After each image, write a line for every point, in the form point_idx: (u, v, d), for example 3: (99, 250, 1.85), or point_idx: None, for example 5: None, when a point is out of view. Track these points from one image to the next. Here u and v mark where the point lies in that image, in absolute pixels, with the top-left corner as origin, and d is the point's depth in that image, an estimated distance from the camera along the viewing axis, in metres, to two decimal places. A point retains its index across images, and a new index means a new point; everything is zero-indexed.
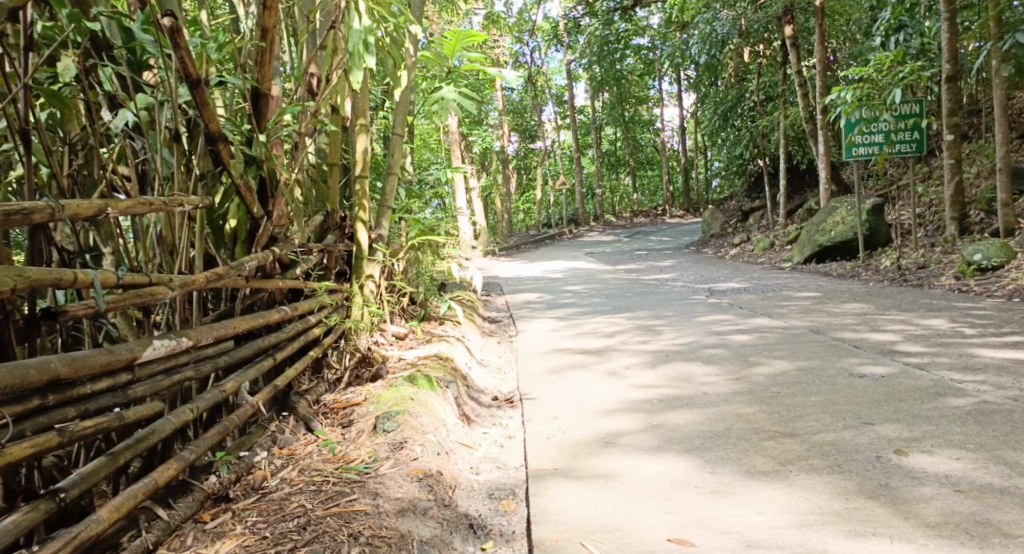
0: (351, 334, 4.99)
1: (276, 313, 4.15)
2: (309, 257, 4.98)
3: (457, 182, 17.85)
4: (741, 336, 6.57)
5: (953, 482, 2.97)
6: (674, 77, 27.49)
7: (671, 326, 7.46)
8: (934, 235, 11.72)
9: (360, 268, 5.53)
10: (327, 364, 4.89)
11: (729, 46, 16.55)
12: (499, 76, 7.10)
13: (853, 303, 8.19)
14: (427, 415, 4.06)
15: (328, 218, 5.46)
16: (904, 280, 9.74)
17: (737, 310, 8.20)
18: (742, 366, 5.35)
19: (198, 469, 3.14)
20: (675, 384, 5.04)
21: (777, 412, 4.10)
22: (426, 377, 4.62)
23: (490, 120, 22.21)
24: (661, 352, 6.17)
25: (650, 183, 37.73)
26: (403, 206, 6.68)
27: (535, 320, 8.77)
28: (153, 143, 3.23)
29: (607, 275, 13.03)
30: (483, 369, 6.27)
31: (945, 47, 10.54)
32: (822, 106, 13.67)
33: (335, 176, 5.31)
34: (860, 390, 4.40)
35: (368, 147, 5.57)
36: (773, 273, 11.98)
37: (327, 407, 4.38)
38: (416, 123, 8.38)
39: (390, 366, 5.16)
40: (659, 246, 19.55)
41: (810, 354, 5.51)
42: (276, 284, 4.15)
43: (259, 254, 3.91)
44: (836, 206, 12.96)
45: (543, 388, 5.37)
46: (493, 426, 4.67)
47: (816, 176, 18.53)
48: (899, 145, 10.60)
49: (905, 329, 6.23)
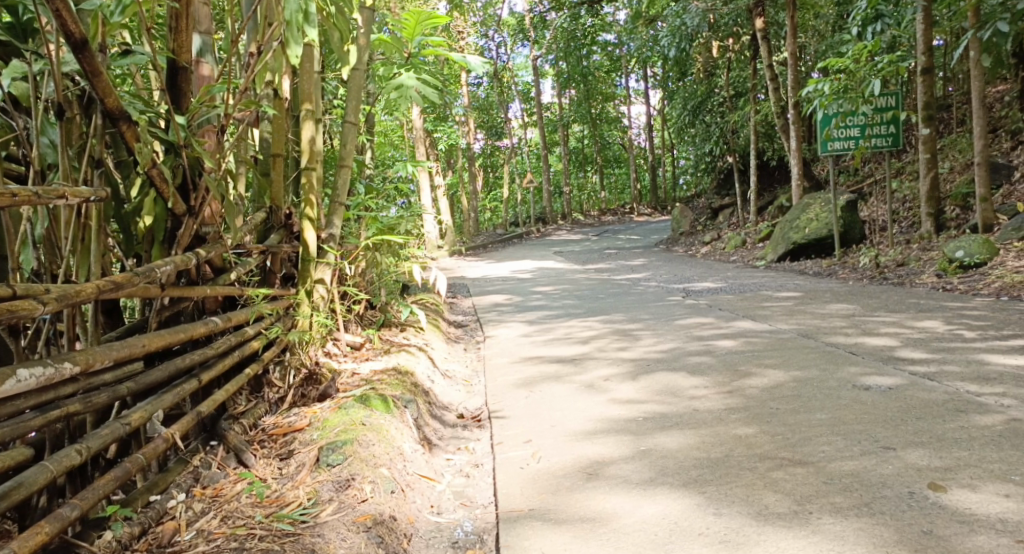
0: (296, 347, 4.40)
1: (203, 325, 3.60)
2: (248, 259, 4.42)
3: (422, 179, 17.26)
4: (727, 341, 6.08)
5: (1011, 529, 2.51)
6: (641, 74, 27.12)
7: (649, 331, 6.94)
8: (910, 232, 11.39)
9: (308, 273, 4.95)
10: (269, 382, 4.32)
11: (698, 40, 16.17)
12: (463, 62, 6.55)
13: (837, 303, 7.73)
14: (380, 443, 3.49)
15: (271, 215, 4.90)
16: (884, 278, 9.34)
17: (717, 312, 7.72)
18: (732, 377, 4.84)
19: (91, 523, 2.57)
20: (660, 399, 4.53)
21: (782, 432, 3.60)
22: (380, 397, 4.05)
23: (454, 116, 21.61)
24: (641, 360, 5.66)
25: (617, 182, 37.33)
26: (358, 203, 6.11)
27: (503, 324, 8.22)
28: (36, 124, 2.67)
29: (576, 275, 12.54)
30: (447, 381, 5.70)
31: (920, 38, 10.17)
32: (795, 100, 13.30)
33: (280, 168, 4.74)
34: (870, 405, 3.90)
35: (315, 136, 5.01)
36: (749, 272, 11.55)
37: (265, 432, 3.82)
38: (376, 112, 7.80)
39: (341, 383, 4.58)
40: (628, 244, 19.11)
41: (805, 361, 5.03)
42: (201, 292, 3.60)
43: (177, 256, 3.33)
44: (810, 202, 12.59)
45: (512, 404, 4.83)
46: (458, 452, 4.11)
47: (787, 173, 18.18)
48: (874, 139, 10.17)
49: (900, 332, 5.76)
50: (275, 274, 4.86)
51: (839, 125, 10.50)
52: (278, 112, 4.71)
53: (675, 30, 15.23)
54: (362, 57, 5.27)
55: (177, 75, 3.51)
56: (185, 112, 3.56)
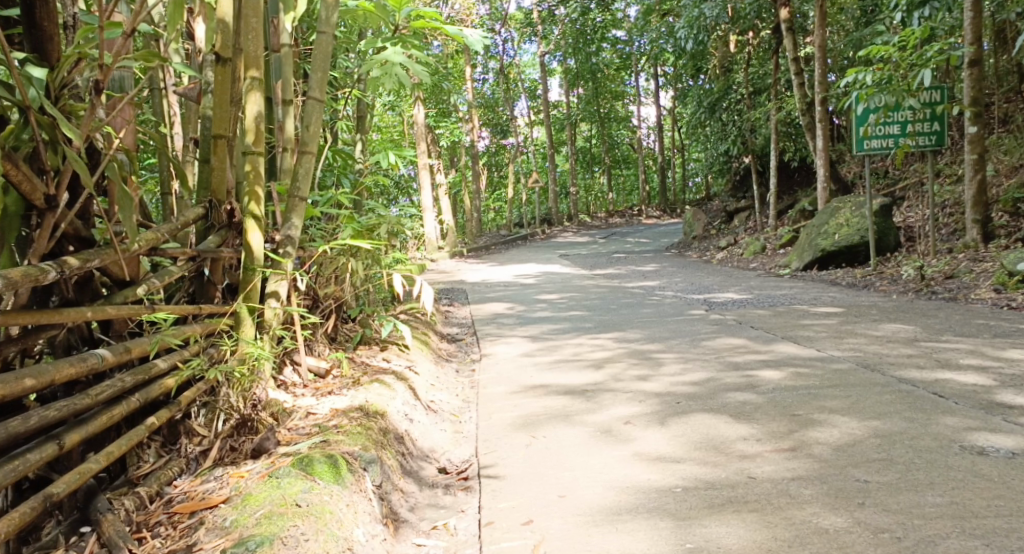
0: (224, 386, 3.36)
1: (75, 366, 2.63)
2: (169, 266, 3.43)
3: (422, 175, 16.18)
4: (771, 371, 5.03)
5: None
6: (651, 72, 26.02)
7: (673, 354, 5.88)
8: (951, 241, 10.30)
9: (253, 288, 3.92)
10: (188, 431, 3.31)
11: (717, 31, 15.04)
12: (460, 36, 5.34)
13: (891, 323, 6.65)
14: (313, 542, 2.55)
15: (211, 211, 3.94)
16: (932, 293, 8.28)
17: (751, 332, 6.65)
18: (790, 426, 3.80)
19: None
20: (701, 457, 3.49)
21: (890, 525, 2.62)
22: (329, 460, 3.02)
23: (457, 113, 20.52)
24: (668, 395, 4.63)
25: (626, 182, 36.12)
26: (326, 196, 5.07)
27: (503, 340, 7.16)
28: None
29: (585, 281, 11.44)
30: (431, 417, 4.65)
31: (970, 25, 9.10)
32: (823, 96, 12.22)
33: (221, 152, 3.82)
34: (999, 482, 2.88)
35: (266, 112, 4.01)
36: (773, 282, 10.48)
37: (168, 509, 2.86)
38: (360, 93, 6.71)
39: (287, 431, 3.55)
40: (638, 248, 18.03)
41: (881, 404, 4.00)
42: (74, 316, 2.64)
43: (26, 268, 2.38)
44: (839, 206, 11.47)
45: (509, 456, 3.80)
46: (431, 532, 3.11)
47: (808, 175, 17.00)
48: (918, 137, 9.13)
49: (988, 366, 4.69)
50: (215, 284, 3.91)
51: (878, 121, 9.30)
52: (217, 81, 3.76)
53: (693, 21, 14.33)
54: (330, 17, 4.30)
55: (34, 10, 2.59)
56: (55, 63, 2.65)
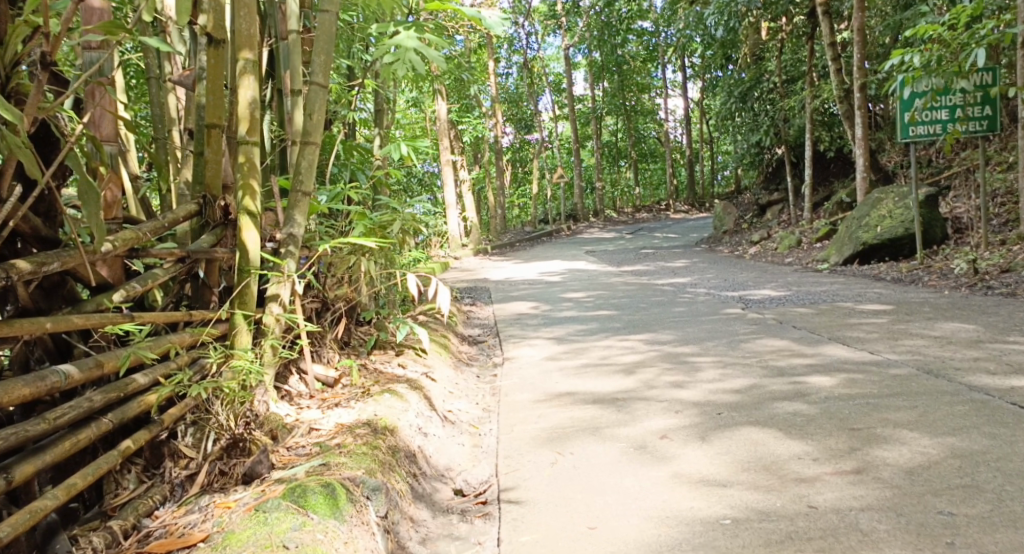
0: (213, 403, 2.97)
1: (31, 386, 2.25)
2: (154, 269, 3.06)
3: (444, 170, 15.79)
4: (820, 376, 4.60)
5: None
6: (678, 64, 25.49)
7: (710, 357, 5.46)
8: (1002, 232, 9.76)
9: (249, 291, 3.52)
10: (173, 453, 2.91)
11: (748, 18, 14.50)
12: (480, 18, 4.90)
13: (947, 322, 6.17)
14: None
15: (205, 207, 3.55)
16: (987, 288, 7.77)
17: (795, 332, 6.21)
18: (851, 442, 3.38)
19: None
20: (752, 480, 3.07)
21: None
22: (325, 490, 2.64)
23: (479, 107, 20.11)
24: (708, 405, 4.21)
25: (652, 177, 35.53)
26: (336, 191, 4.68)
27: (527, 342, 6.76)
28: None
29: (613, 278, 10.99)
30: (448, 430, 4.25)
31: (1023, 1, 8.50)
32: (862, 83, 11.67)
33: (215, 143, 3.45)
34: None
35: (263, 98, 3.63)
36: (812, 277, 9.99)
37: (142, 546, 2.48)
38: (375, 81, 6.31)
39: (283, 452, 3.17)
40: (666, 243, 17.54)
41: (953, 416, 3.58)
42: (30, 328, 2.27)
43: None
44: (880, 197, 10.93)
45: (532, 478, 3.39)
46: None
47: (844, 165, 16.41)
48: (969, 122, 8.63)
49: None
50: (211, 288, 3.54)
51: (925, 106, 8.80)
52: (211, 64, 3.40)
53: (723, 8, 13.81)
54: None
55: None
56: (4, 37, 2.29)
